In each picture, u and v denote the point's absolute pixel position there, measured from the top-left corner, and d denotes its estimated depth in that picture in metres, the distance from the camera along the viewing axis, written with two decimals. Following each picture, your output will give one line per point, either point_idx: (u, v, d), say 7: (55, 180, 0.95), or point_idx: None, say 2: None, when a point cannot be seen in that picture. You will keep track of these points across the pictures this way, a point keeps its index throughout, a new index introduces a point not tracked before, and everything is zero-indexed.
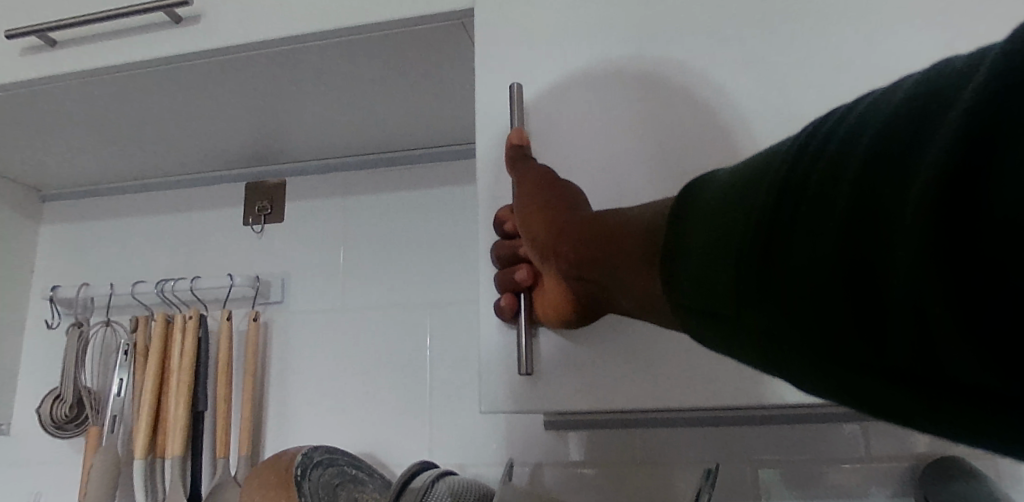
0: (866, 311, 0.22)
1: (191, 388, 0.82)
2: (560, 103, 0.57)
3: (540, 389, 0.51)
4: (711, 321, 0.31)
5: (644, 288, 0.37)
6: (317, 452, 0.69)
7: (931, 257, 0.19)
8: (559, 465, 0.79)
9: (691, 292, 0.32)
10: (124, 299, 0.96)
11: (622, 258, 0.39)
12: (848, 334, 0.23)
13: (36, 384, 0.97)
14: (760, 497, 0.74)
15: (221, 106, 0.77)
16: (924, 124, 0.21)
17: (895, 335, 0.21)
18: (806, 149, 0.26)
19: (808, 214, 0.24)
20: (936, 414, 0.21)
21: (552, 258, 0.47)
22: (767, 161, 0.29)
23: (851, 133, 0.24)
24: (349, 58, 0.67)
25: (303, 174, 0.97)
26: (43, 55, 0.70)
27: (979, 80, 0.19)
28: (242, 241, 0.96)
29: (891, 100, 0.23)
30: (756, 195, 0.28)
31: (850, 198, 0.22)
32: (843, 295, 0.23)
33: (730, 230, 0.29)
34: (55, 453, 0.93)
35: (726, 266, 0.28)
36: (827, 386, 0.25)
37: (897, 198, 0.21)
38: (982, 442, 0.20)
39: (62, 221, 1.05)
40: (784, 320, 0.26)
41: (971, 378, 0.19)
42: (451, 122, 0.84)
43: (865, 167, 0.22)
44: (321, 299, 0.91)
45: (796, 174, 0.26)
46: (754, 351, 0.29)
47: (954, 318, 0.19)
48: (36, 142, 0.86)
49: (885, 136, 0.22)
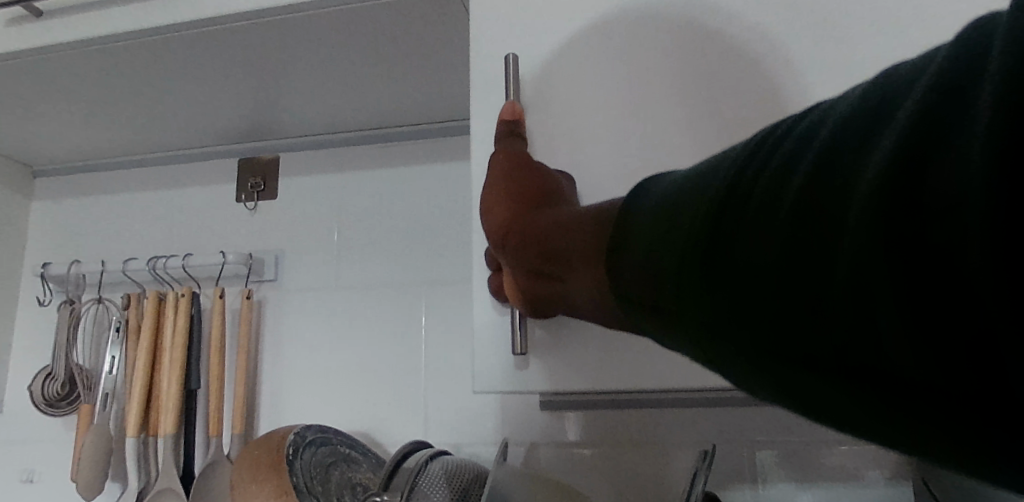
0: (808, 300, 0.23)
1: (183, 367, 0.81)
2: (557, 77, 0.55)
3: (534, 369, 0.50)
4: (660, 312, 0.32)
5: (593, 275, 0.38)
6: (309, 432, 0.69)
7: (871, 246, 0.20)
8: (555, 445, 0.78)
9: (643, 283, 0.32)
10: (116, 276, 0.95)
11: (579, 250, 0.39)
12: (791, 323, 0.24)
13: (29, 362, 0.96)
14: (756, 479, 0.73)
15: (211, 79, 0.75)
16: (875, 128, 0.23)
17: (832, 324, 0.23)
18: (759, 152, 0.28)
19: (764, 206, 0.26)
20: (864, 401, 0.23)
21: (515, 246, 0.47)
22: (722, 162, 0.31)
23: (802, 136, 0.26)
24: (341, 28, 0.65)
25: (297, 150, 0.95)
26: (26, 26, 0.68)
27: (925, 86, 0.21)
28: (235, 218, 0.94)
29: (840, 108, 0.25)
30: (714, 189, 0.29)
31: (802, 194, 0.24)
32: (789, 284, 0.24)
33: (684, 223, 0.30)
34: (49, 431, 0.93)
35: (677, 257, 0.30)
36: (767, 375, 0.27)
37: (846, 195, 0.22)
38: (905, 429, 0.22)
39: (53, 198, 1.03)
40: (732, 308, 0.27)
41: (899, 364, 0.21)
42: (446, 96, 0.82)
43: (818, 166, 0.24)
44: (315, 278, 0.90)
45: (750, 172, 0.28)
46: (699, 342, 0.30)
47: (888, 306, 0.20)
48: (23, 115, 0.84)
49: (839, 138, 0.24)
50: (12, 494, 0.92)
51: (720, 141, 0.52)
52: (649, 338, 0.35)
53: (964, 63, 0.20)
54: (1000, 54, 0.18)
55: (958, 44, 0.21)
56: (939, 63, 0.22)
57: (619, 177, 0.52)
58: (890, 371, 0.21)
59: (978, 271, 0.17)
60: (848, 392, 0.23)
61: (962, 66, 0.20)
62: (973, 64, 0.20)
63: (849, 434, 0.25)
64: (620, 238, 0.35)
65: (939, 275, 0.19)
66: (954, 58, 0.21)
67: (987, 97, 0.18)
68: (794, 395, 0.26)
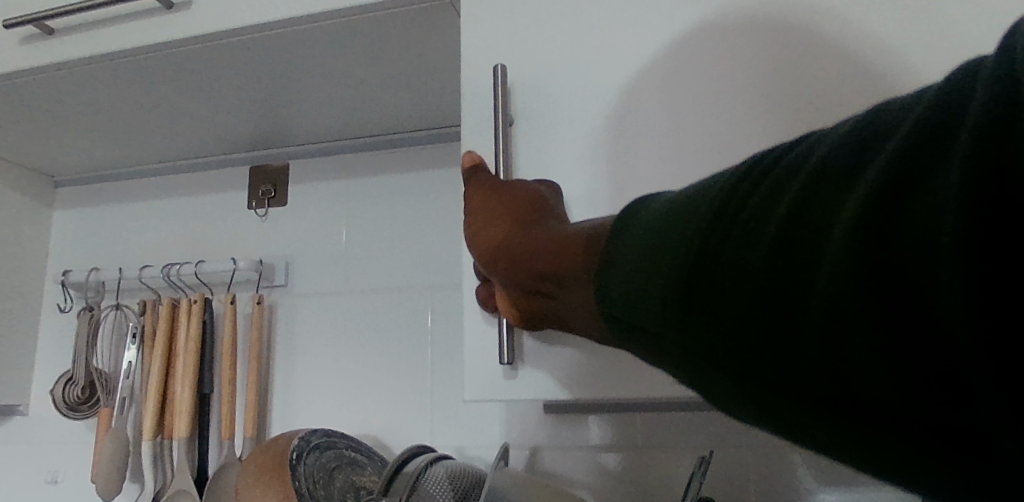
0: (785, 327, 0.23)
1: (196, 371, 0.84)
2: (548, 86, 0.56)
3: (523, 378, 0.51)
4: (642, 327, 0.32)
5: (585, 297, 0.38)
6: (314, 436, 0.70)
7: (850, 276, 0.20)
8: (559, 449, 0.79)
9: (626, 300, 0.33)
10: (133, 283, 0.98)
11: (571, 267, 0.39)
12: (768, 348, 0.24)
13: (52, 366, 1.00)
14: (763, 481, 0.73)
15: (218, 90, 0.77)
16: (861, 158, 0.23)
17: (808, 351, 0.22)
18: (748, 177, 0.28)
19: (748, 230, 0.26)
20: (839, 430, 0.22)
21: (503, 267, 0.47)
22: (712, 185, 0.31)
23: (791, 163, 0.26)
24: (341, 41, 0.66)
25: (305, 158, 0.96)
26: (40, 44, 0.70)
27: (911, 122, 0.22)
28: (247, 225, 0.96)
29: (826, 139, 0.26)
30: (702, 211, 0.30)
31: (787, 221, 0.24)
32: (769, 309, 0.24)
33: (671, 243, 0.30)
34: (71, 434, 0.96)
35: (663, 276, 0.30)
36: (744, 398, 0.26)
37: (829, 224, 0.22)
38: (880, 459, 0.22)
39: (74, 207, 1.06)
40: (712, 329, 0.27)
41: (876, 396, 0.21)
42: (448, 102, 0.82)
43: (802, 193, 0.24)
44: (325, 283, 0.91)
45: (737, 196, 0.28)
46: (679, 360, 0.30)
47: (866, 338, 0.20)
48: (42, 129, 0.87)
49: (824, 167, 0.24)
50: (38, 495, 0.96)
51: (712, 147, 0.51)
52: (631, 353, 0.36)
53: (950, 104, 0.21)
54: (982, 98, 0.19)
55: (944, 86, 0.22)
56: (926, 102, 0.22)
57: (611, 186, 0.53)
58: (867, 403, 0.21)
59: (952, 306, 0.18)
60: (820, 417, 0.23)
61: (947, 107, 0.21)
62: (959, 106, 0.20)
63: (822, 458, 0.25)
64: (608, 254, 0.35)
65: (917, 312, 0.19)
66: (939, 97, 0.21)
67: (966, 137, 0.18)
68: (770, 418, 0.26)
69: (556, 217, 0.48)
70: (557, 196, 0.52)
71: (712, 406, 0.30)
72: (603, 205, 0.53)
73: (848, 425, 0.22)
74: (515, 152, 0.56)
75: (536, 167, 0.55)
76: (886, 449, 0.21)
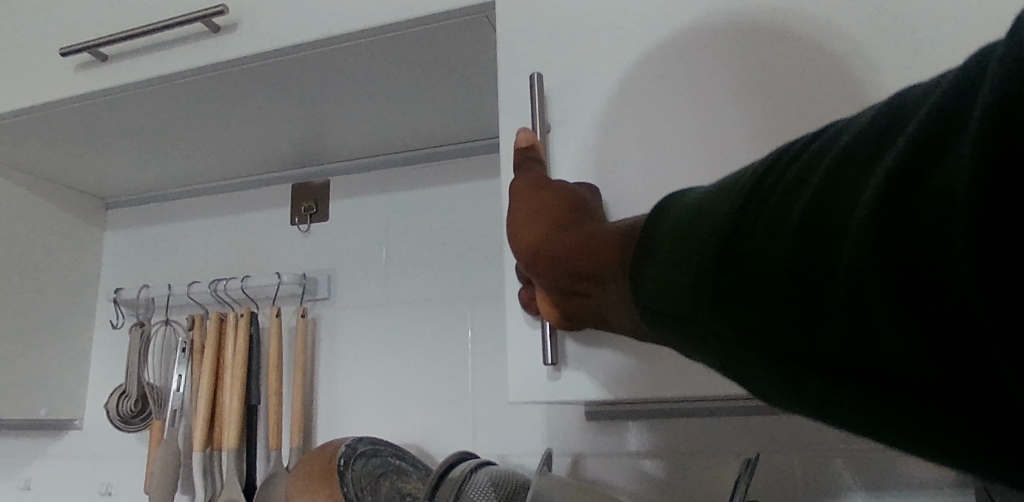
0: (811, 310, 0.24)
1: (243, 383, 0.86)
2: (583, 92, 0.57)
3: (566, 380, 0.51)
4: (672, 319, 0.33)
5: (621, 292, 0.38)
6: (361, 443, 0.71)
7: (870, 254, 0.21)
8: (600, 456, 0.78)
9: (657, 293, 0.33)
10: (181, 299, 1.01)
11: (608, 264, 0.39)
12: (796, 329, 0.25)
13: (105, 380, 1.04)
14: (810, 487, 0.72)
15: (258, 110, 0.80)
16: (882, 142, 0.24)
17: (833, 331, 0.23)
18: (774, 167, 0.29)
19: (774, 218, 0.27)
20: (868, 404, 0.23)
21: (543, 267, 0.47)
22: (739, 177, 0.31)
23: (816, 152, 0.27)
24: (379, 58, 0.68)
25: (344, 174, 0.99)
26: (93, 69, 0.74)
27: (931, 104, 0.22)
28: (290, 240, 0.99)
29: (850, 126, 0.26)
30: (729, 203, 0.30)
31: (810, 205, 0.25)
32: (794, 293, 0.25)
33: (701, 234, 0.31)
34: (124, 447, 0.99)
35: (690, 266, 0.31)
36: (776, 379, 0.27)
37: (849, 207, 0.23)
38: (910, 430, 0.22)
39: (124, 227, 1.11)
40: (740, 315, 0.27)
41: (898, 368, 0.21)
42: (483, 115, 0.84)
43: (827, 179, 0.25)
44: (366, 296, 0.93)
45: (764, 186, 0.29)
46: (710, 346, 0.31)
47: (886, 315, 0.21)
48: (94, 151, 0.91)
49: (846, 154, 0.25)
50: None
51: (755, 146, 0.51)
52: (667, 345, 0.36)
53: (964, 82, 0.21)
54: (993, 74, 0.19)
55: (962, 69, 0.22)
56: (945, 85, 0.22)
57: (650, 188, 0.53)
58: (891, 376, 0.22)
59: (967, 279, 0.18)
60: (850, 392, 0.23)
61: (963, 88, 0.21)
62: (972, 83, 0.21)
63: (855, 435, 0.26)
64: (639, 250, 0.36)
65: (932, 283, 0.19)
66: (957, 79, 0.22)
67: (978, 113, 0.19)
68: (809, 401, 0.26)
69: (594, 218, 0.48)
70: (596, 199, 0.52)
71: (750, 394, 0.30)
72: (641, 207, 0.53)
73: (880, 399, 0.22)
74: (552, 160, 0.57)
75: (574, 173, 0.56)
76: (913, 420, 0.22)
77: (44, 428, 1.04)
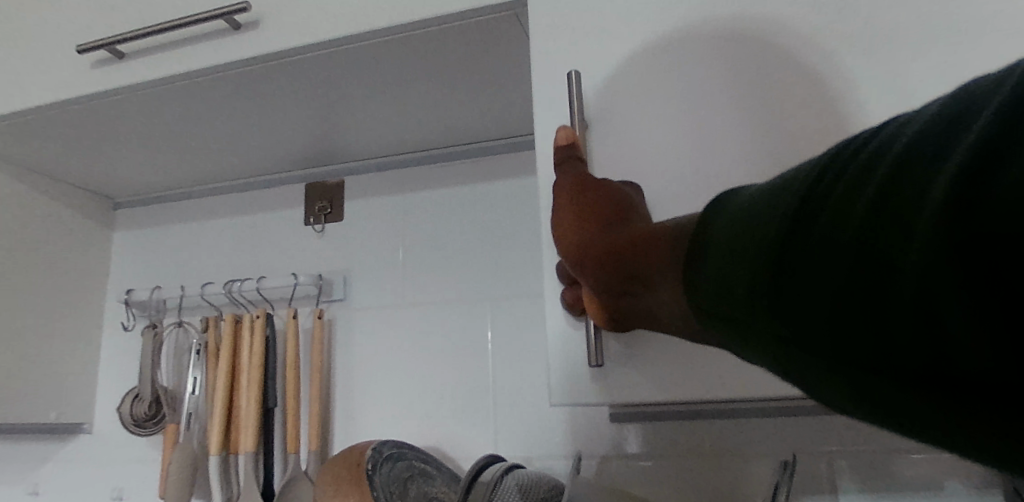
0: (875, 313, 0.23)
1: (260, 385, 0.85)
2: (614, 90, 0.56)
3: (608, 382, 0.51)
4: (728, 322, 0.32)
5: (675, 294, 0.37)
6: (386, 446, 0.70)
7: (943, 255, 0.20)
8: (624, 458, 0.78)
9: (711, 295, 0.32)
10: (194, 300, 1.00)
11: (660, 264, 0.38)
12: (856, 332, 0.23)
13: (116, 383, 1.02)
14: (840, 489, 0.71)
15: (276, 109, 0.79)
16: (952, 134, 0.22)
17: (900, 335, 0.22)
18: (833, 163, 0.28)
19: (832, 216, 0.25)
20: (940, 415, 0.21)
21: (589, 266, 0.46)
22: (794, 174, 0.30)
23: (878, 146, 0.26)
24: (402, 55, 0.67)
25: (359, 173, 0.98)
26: (110, 67, 0.73)
27: (1009, 93, 0.21)
28: (304, 241, 0.98)
29: (916, 118, 0.25)
30: (784, 200, 0.29)
31: (872, 202, 0.23)
32: (853, 295, 0.23)
33: (753, 234, 0.30)
34: (137, 451, 0.98)
35: (743, 268, 0.30)
36: (837, 386, 0.26)
37: (917, 204, 0.22)
38: (988, 443, 0.21)
39: (134, 227, 1.10)
40: (796, 318, 0.26)
41: (974, 376, 0.20)
42: (503, 115, 0.83)
43: (890, 174, 0.23)
44: (383, 297, 0.92)
45: (822, 182, 0.27)
46: (767, 349, 0.29)
47: (961, 319, 0.19)
48: (107, 151, 0.90)
49: (912, 148, 0.23)
50: None
51: None
52: (721, 348, 0.35)
53: None
54: None
55: None
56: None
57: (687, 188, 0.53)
58: (965, 385, 0.20)
59: None
60: (919, 400, 0.22)
61: None
62: None
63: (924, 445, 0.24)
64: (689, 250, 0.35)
65: (1012, 284, 0.18)
66: None
67: None
68: (872, 407, 0.25)
69: (642, 217, 0.47)
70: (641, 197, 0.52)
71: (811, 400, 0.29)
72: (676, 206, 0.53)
73: (949, 406, 0.21)
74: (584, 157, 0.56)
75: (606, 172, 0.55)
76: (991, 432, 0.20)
77: (53, 433, 1.03)
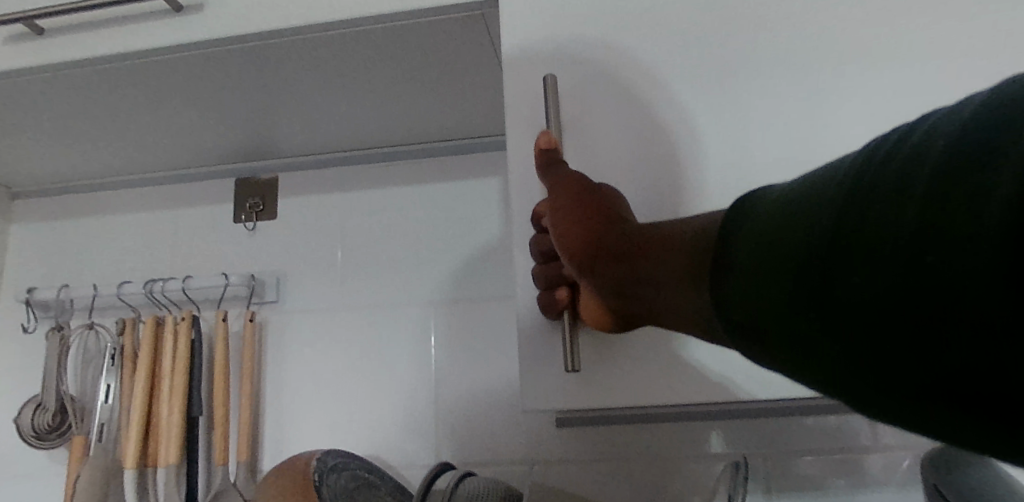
0: (924, 329, 0.21)
1: (185, 393, 0.79)
2: (574, 97, 0.57)
3: (579, 387, 0.52)
4: (750, 331, 0.30)
5: (686, 298, 0.37)
6: (330, 457, 0.68)
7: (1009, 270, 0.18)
8: (567, 462, 0.79)
9: (732, 303, 0.31)
10: (108, 300, 0.92)
11: (673, 270, 0.39)
12: (901, 349, 0.21)
13: (12, 391, 0.92)
14: (770, 487, 0.75)
15: (214, 99, 0.74)
16: (1006, 132, 0.20)
17: (954, 354, 0.20)
18: (865, 162, 0.26)
19: (868, 220, 0.23)
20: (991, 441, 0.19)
21: (589, 269, 0.46)
22: (821, 174, 0.28)
23: (917, 145, 0.23)
24: (357, 49, 0.65)
25: (295, 169, 0.94)
26: (25, 43, 0.66)
27: None
28: (234, 239, 0.93)
29: (961, 113, 0.23)
30: (812, 203, 0.27)
31: (917, 206, 0.21)
32: (899, 309, 0.21)
33: (780, 239, 0.28)
34: (36, 466, 0.89)
35: (770, 275, 0.28)
36: (876, 404, 0.24)
37: (971, 210, 0.19)
38: None
39: (36, 219, 1.00)
40: (829, 330, 0.24)
41: None
42: (454, 118, 0.82)
43: (937, 175, 0.21)
44: (320, 300, 0.88)
45: (852, 183, 0.25)
46: (795, 361, 0.27)
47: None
48: (11, 135, 0.81)
49: (960, 147, 0.21)
50: None
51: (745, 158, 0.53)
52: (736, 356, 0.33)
53: None
54: None
55: None
56: None
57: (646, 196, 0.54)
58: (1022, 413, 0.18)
59: None
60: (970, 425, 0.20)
61: None
62: None
63: None
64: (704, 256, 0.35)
65: None
66: None
67: None
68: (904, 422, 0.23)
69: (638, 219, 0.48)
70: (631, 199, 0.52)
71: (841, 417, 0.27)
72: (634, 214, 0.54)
73: (989, 426, 0.19)
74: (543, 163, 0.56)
75: None
76: None
77: None
